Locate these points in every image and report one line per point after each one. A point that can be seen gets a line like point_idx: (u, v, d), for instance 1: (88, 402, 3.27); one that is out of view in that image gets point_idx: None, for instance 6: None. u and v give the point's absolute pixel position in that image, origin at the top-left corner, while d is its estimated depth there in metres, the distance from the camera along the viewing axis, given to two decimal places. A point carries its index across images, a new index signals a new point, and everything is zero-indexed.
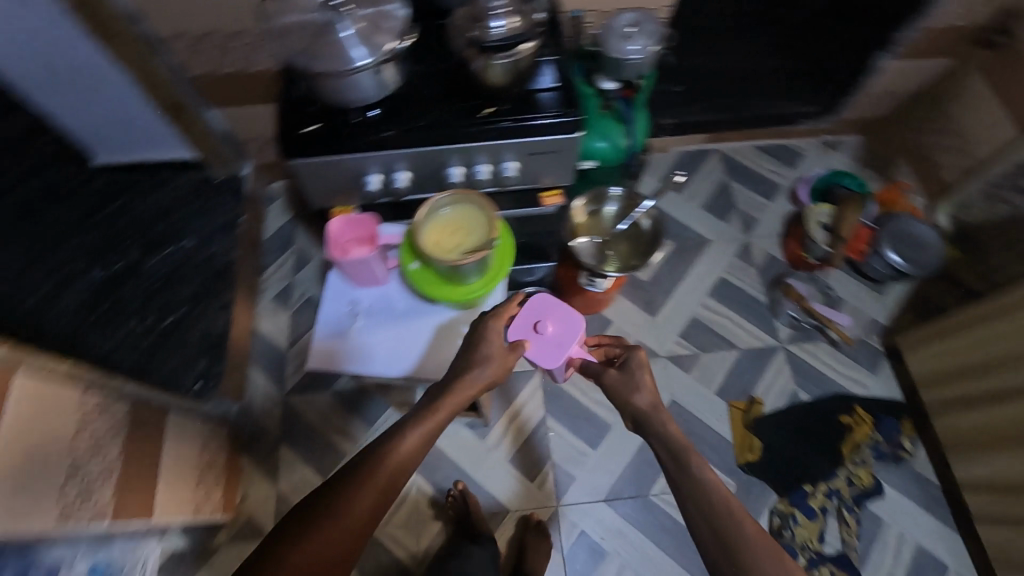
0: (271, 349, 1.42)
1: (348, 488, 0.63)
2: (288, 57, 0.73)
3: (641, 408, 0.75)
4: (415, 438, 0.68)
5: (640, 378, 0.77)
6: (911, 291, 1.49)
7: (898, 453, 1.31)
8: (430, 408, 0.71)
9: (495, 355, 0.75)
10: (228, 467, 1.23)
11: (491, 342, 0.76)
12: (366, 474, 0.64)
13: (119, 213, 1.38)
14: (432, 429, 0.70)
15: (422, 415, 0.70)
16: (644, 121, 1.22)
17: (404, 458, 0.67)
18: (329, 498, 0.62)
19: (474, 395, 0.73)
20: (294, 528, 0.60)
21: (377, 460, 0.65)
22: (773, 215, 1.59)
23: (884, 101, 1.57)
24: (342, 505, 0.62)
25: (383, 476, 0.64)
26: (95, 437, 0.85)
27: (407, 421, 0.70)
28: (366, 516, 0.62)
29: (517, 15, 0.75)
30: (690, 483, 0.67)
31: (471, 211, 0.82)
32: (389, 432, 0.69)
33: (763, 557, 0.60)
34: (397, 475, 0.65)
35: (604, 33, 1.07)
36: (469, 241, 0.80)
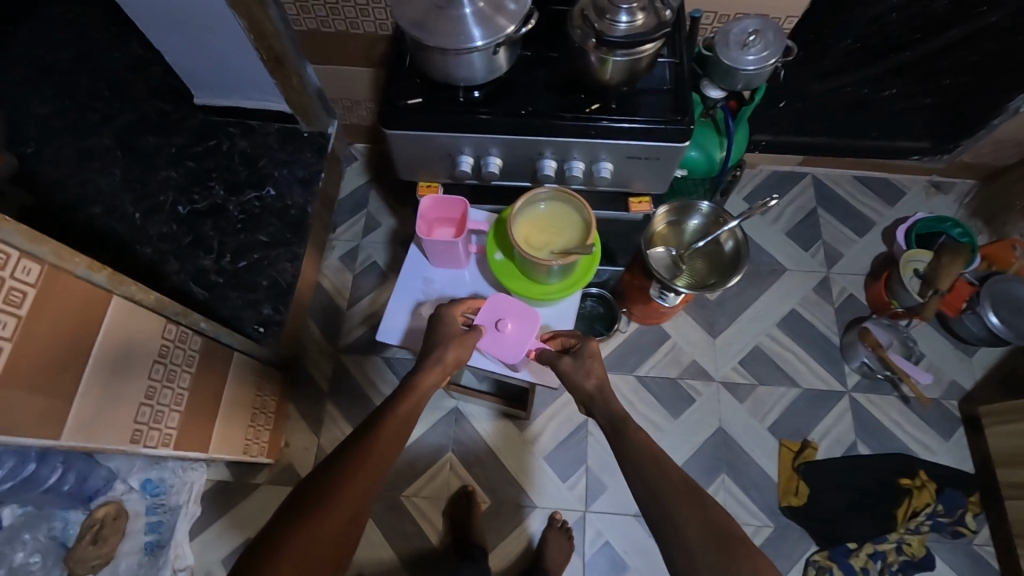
0: (331, 307, 1.45)
1: (344, 461, 0.66)
2: (403, 27, 0.72)
3: (588, 391, 0.80)
4: (400, 411, 0.73)
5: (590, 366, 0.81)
6: (1003, 359, 1.37)
7: (958, 529, 1.23)
8: (410, 383, 0.76)
9: (452, 334, 0.80)
10: (277, 413, 1.28)
11: (446, 325, 0.81)
12: (362, 444, 0.67)
13: (210, 153, 1.44)
14: (416, 401, 0.75)
15: (402, 393, 0.75)
16: (744, 135, 1.16)
17: (393, 429, 0.71)
18: (329, 472, 0.64)
19: (445, 371, 0.78)
20: (299, 501, 0.61)
21: (367, 434, 0.69)
22: (861, 252, 1.48)
23: (1013, 148, 1.42)
24: (343, 475, 0.64)
25: (376, 446, 0.68)
26: (173, 366, 0.91)
27: (388, 401, 0.74)
28: (365, 482, 0.64)
29: (644, 12, 0.71)
30: (629, 446, 0.72)
31: (568, 214, 0.82)
32: (375, 413, 0.72)
33: (684, 501, 0.65)
34: (389, 443, 0.69)
35: (719, 37, 0.99)
36: (559, 240, 0.80)
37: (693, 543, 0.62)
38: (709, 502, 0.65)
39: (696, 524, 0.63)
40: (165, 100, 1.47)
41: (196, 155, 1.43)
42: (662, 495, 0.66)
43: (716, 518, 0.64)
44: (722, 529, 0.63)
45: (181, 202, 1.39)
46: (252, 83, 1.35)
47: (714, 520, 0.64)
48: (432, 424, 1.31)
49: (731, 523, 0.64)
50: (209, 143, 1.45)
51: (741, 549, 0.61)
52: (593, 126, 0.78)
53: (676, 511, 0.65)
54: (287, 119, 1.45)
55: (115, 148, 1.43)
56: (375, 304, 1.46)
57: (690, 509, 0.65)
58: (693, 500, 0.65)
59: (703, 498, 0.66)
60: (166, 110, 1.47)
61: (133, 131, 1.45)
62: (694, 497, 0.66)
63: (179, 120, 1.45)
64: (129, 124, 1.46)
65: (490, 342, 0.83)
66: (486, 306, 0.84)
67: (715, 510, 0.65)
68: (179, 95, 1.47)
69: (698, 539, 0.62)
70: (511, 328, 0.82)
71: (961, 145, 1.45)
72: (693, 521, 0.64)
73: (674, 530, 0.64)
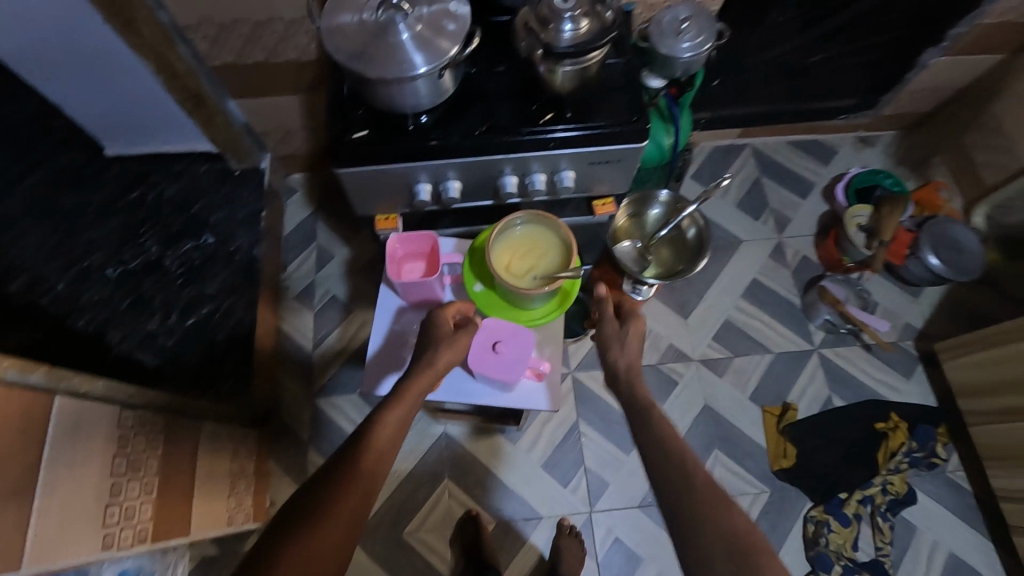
0: (296, 349, 1.38)
1: (334, 477, 0.61)
2: (340, 60, 0.68)
3: (619, 365, 0.83)
4: (391, 418, 0.68)
5: (626, 332, 0.86)
6: (946, 296, 1.46)
7: (932, 460, 1.31)
8: (398, 390, 0.72)
9: (442, 337, 0.77)
10: (257, 472, 1.20)
11: (438, 327, 0.79)
12: (354, 456, 0.63)
13: (134, 204, 1.31)
14: (407, 407, 0.70)
15: (392, 398, 0.71)
16: (688, 120, 1.16)
17: (386, 438, 0.66)
18: (318, 489, 0.59)
19: (437, 375, 0.75)
20: (286, 525, 0.56)
21: (359, 444, 0.64)
22: (808, 213, 1.54)
23: (927, 97, 1.51)
24: (336, 491, 0.59)
25: (369, 456, 0.63)
26: (134, 455, 0.81)
27: (378, 408, 0.70)
28: (360, 496, 0.60)
29: (587, 18, 0.69)
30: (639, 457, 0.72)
31: (547, 240, 0.83)
32: (367, 420, 0.68)
33: (705, 504, 0.62)
34: (382, 452, 0.65)
35: (653, 28, 0.97)
36: (541, 266, 0.82)
37: (711, 549, 0.59)
38: (728, 509, 0.61)
39: (715, 532, 0.60)
40: (73, 154, 1.33)
41: (118, 208, 1.31)
42: (688, 492, 0.64)
43: (737, 532, 0.59)
44: (743, 543, 0.58)
45: (110, 263, 1.26)
46: (169, 125, 1.24)
47: (737, 535, 0.59)
48: (424, 454, 1.27)
49: (759, 538, 0.59)
50: (130, 194, 1.32)
51: (762, 563, 0.56)
52: (549, 138, 0.77)
53: (697, 509, 0.62)
54: (214, 158, 1.35)
55: (25, 215, 1.29)
56: (342, 340, 1.39)
57: (712, 516, 0.61)
58: (716, 506, 0.62)
59: (728, 508, 0.61)
60: (75, 164, 1.32)
61: (42, 193, 1.31)
62: (717, 504, 0.62)
63: (93, 173, 1.32)
64: (37, 185, 1.32)
65: (488, 366, 0.81)
66: (479, 331, 0.82)
67: (740, 524, 0.60)
68: (88, 146, 1.33)
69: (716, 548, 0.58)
70: (510, 350, 0.81)
71: (882, 100, 1.52)
72: (715, 528, 0.60)
73: (693, 528, 0.61)
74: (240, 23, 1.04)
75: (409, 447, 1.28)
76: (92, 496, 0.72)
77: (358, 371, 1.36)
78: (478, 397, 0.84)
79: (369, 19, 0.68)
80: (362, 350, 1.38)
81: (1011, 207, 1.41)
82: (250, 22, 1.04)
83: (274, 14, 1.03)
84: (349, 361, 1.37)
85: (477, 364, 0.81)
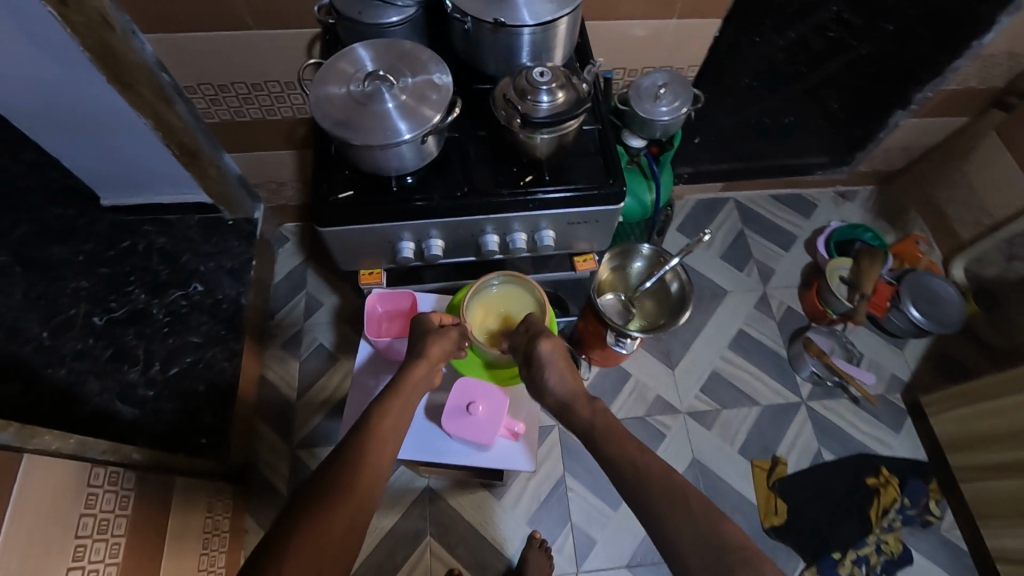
0: (280, 399, 1.36)
1: (339, 466, 0.60)
2: (327, 127, 0.71)
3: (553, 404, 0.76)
4: (392, 409, 0.68)
5: (546, 377, 0.76)
6: (929, 347, 1.47)
7: (927, 518, 1.28)
8: (398, 380, 0.72)
9: (430, 329, 0.79)
10: (232, 530, 1.17)
11: (422, 324, 0.81)
12: (358, 446, 0.62)
13: (124, 253, 1.32)
14: (407, 400, 0.70)
15: (389, 391, 0.71)
16: (669, 177, 1.19)
17: (387, 429, 0.66)
18: (324, 479, 0.58)
19: (432, 364, 0.76)
20: (296, 513, 0.55)
21: (362, 435, 0.64)
22: (790, 265, 1.57)
23: (900, 155, 1.57)
24: (342, 480, 0.58)
25: (374, 446, 0.63)
26: (102, 515, 0.79)
27: (378, 400, 0.70)
28: (366, 483, 0.59)
29: (563, 90, 0.74)
30: None
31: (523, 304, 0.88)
32: (368, 412, 0.68)
33: (669, 506, 0.58)
34: (385, 442, 0.64)
35: (633, 92, 1.00)
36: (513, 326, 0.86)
37: (686, 553, 0.55)
38: (698, 508, 0.57)
39: (687, 533, 0.56)
40: (67, 204, 1.35)
41: (107, 257, 1.32)
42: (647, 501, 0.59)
43: (712, 529, 0.55)
44: (714, 536, 0.55)
45: (96, 312, 1.26)
46: (164, 178, 1.23)
47: (711, 531, 0.55)
48: (406, 510, 1.24)
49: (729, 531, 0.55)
50: (121, 243, 1.33)
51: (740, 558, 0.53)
52: (530, 200, 0.79)
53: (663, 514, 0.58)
54: (207, 209, 1.35)
55: (14, 264, 1.30)
56: (327, 389, 1.38)
57: (680, 515, 0.57)
58: (686, 508, 0.57)
59: (691, 502, 0.58)
60: (68, 215, 1.34)
61: (33, 243, 1.32)
62: (680, 501, 0.58)
63: (85, 224, 1.33)
64: (29, 236, 1.33)
65: (462, 426, 0.83)
66: (456, 391, 0.85)
67: (711, 518, 0.56)
68: (82, 197, 1.36)
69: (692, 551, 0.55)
70: (483, 411, 0.83)
71: (858, 157, 1.56)
72: (683, 530, 0.56)
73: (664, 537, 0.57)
74: (236, 85, 1.08)
75: (390, 502, 1.24)
76: (55, 562, 0.69)
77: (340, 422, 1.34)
78: (454, 458, 0.84)
79: (355, 89, 0.71)
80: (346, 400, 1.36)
81: (986, 260, 1.45)
82: (246, 84, 1.09)
83: (269, 77, 1.07)
84: (332, 411, 1.35)
85: (450, 424, 0.83)
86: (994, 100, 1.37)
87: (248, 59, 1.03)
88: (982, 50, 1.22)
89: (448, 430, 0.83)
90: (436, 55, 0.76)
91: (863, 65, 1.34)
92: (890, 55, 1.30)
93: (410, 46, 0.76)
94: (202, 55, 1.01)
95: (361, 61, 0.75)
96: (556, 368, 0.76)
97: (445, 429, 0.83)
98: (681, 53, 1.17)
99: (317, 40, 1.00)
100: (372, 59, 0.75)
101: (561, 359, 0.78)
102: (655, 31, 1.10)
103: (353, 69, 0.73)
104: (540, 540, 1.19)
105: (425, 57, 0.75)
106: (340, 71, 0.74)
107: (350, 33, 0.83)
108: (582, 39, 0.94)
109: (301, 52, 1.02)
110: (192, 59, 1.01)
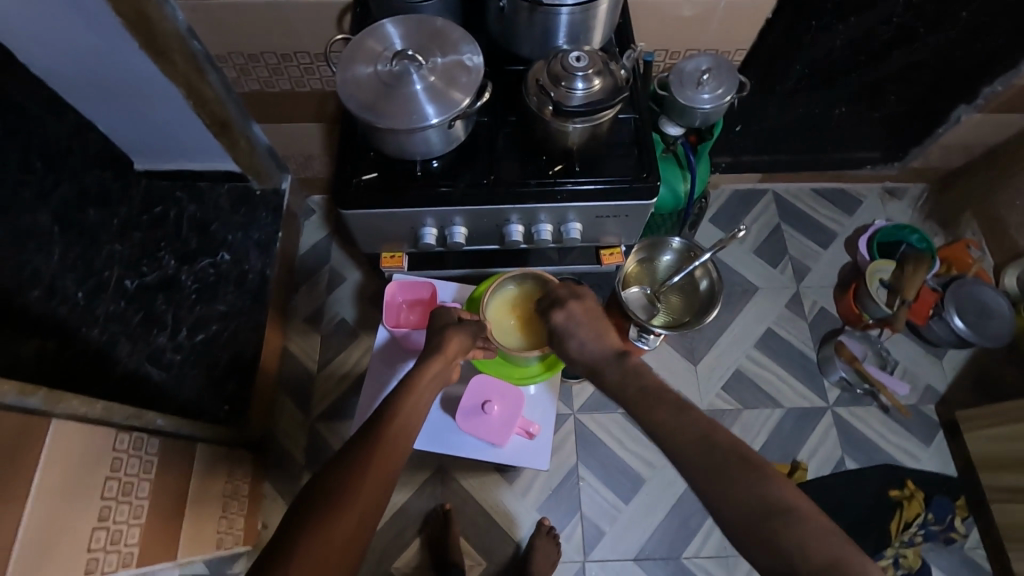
0: (301, 371, 1.39)
1: (347, 466, 0.59)
2: (353, 108, 0.69)
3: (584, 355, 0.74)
4: (403, 408, 0.66)
5: (568, 345, 0.76)
6: (970, 359, 1.40)
7: (949, 535, 1.23)
8: (412, 377, 0.71)
9: (448, 325, 0.79)
10: (250, 495, 1.20)
11: (440, 319, 0.81)
12: (366, 445, 0.61)
13: (155, 219, 1.34)
14: (418, 399, 0.69)
15: (403, 390, 0.69)
16: (705, 171, 1.12)
17: (398, 427, 0.64)
18: (332, 480, 0.57)
19: (448, 360, 0.75)
20: (301, 516, 0.54)
21: (371, 433, 0.62)
22: (828, 264, 1.50)
23: (958, 153, 1.46)
24: (349, 482, 0.57)
25: (383, 446, 0.61)
26: (126, 479, 0.81)
27: (391, 398, 0.68)
28: (374, 487, 0.58)
29: (600, 76, 0.70)
30: None
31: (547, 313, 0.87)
32: (379, 411, 0.66)
33: (706, 473, 0.55)
34: (394, 442, 0.62)
35: (674, 77, 0.94)
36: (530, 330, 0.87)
37: (728, 519, 0.52)
38: (739, 471, 0.53)
39: (728, 500, 0.53)
40: None
41: (140, 223, 1.34)
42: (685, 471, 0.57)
43: (754, 492, 0.52)
44: (755, 500, 0.51)
45: (128, 276, 1.29)
46: (196, 146, 1.23)
47: (753, 495, 0.52)
48: (418, 487, 1.26)
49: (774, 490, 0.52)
50: (153, 209, 1.35)
51: (788, 523, 0.49)
52: (558, 191, 0.76)
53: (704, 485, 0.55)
54: (236, 177, 1.35)
55: None
56: (346, 364, 1.39)
57: (718, 482, 0.54)
58: (726, 473, 0.54)
59: (730, 465, 0.54)
60: (103, 178, 1.36)
61: (70, 205, 1.35)
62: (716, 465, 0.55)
63: (119, 187, 1.35)
64: (66, 197, 1.36)
65: (477, 424, 0.86)
66: (471, 390, 0.87)
67: (755, 479, 0.53)
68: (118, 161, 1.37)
69: (734, 518, 0.52)
70: (498, 411, 0.86)
71: (912, 153, 1.48)
72: (721, 496, 0.53)
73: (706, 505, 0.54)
74: (267, 55, 1.06)
75: (403, 479, 1.26)
76: (81, 523, 0.71)
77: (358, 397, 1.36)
78: (467, 452, 0.86)
79: (383, 70, 0.69)
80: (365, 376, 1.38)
81: None
82: (277, 55, 1.07)
83: (300, 49, 1.05)
84: (350, 386, 1.37)
85: (466, 421, 0.85)
86: None
87: (279, 29, 1.00)
88: None
89: (462, 427, 0.86)
90: (469, 35, 0.73)
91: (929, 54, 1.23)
92: (962, 47, 1.21)
93: (442, 24, 0.73)
94: (233, 24, 0.99)
95: (391, 39, 0.72)
96: (577, 334, 0.75)
97: (460, 426, 0.86)
98: (730, 36, 1.10)
99: (349, 12, 0.97)
100: (402, 38, 0.72)
101: (583, 321, 0.76)
102: (703, 11, 1.03)
103: (382, 47, 0.71)
104: (548, 527, 1.20)
105: (457, 36, 0.72)
106: (369, 48, 0.71)
107: (381, 7, 0.80)
108: (623, 20, 0.89)
109: (332, 24, 1.00)
110: (224, 28, 1.00)
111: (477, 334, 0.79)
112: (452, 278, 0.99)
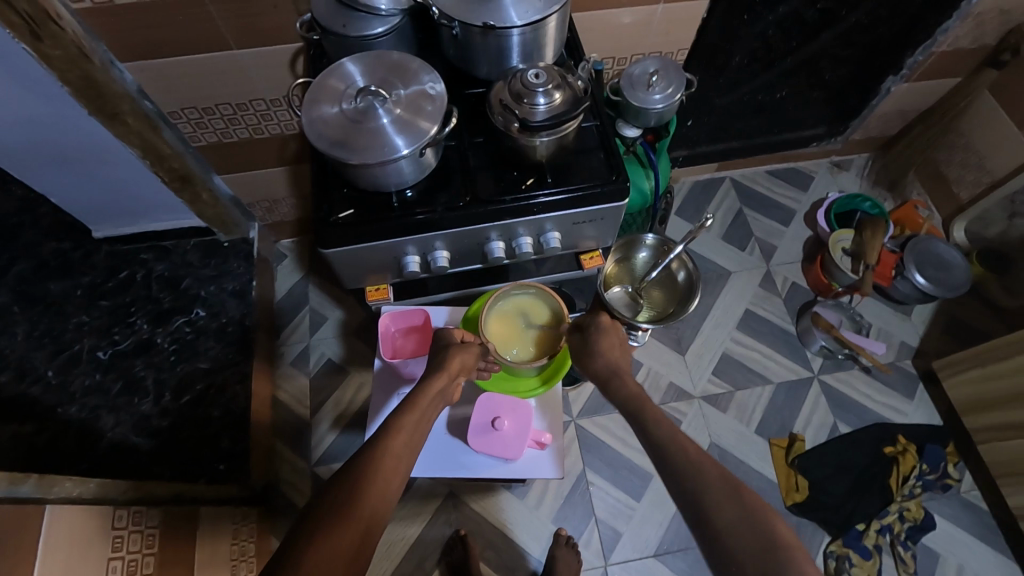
0: (294, 416, 1.36)
1: (350, 482, 0.58)
2: (322, 148, 0.69)
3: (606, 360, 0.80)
4: (405, 423, 0.67)
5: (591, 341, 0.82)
6: (935, 311, 1.48)
7: (945, 482, 1.29)
8: (417, 393, 0.72)
9: (454, 341, 0.81)
10: (259, 550, 1.17)
11: (446, 336, 0.83)
12: (371, 457, 0.61)
13: (122, 284, 1.30)
14: (421, 414, 0.69)
15: (406, 404, 0.70)
16: (667, 161, 1.13)
17: (402, 443, 0.64)
18: (337, 490, 0.57)
19: (451, 375, 0.76)
20: (308, 526, 0.54)
21: (375, 446, 0.62)
22: (792, 240, 1.56)
23: (894, 121, 1.55)
24: (354, 493, 0.57)
25: (386, 460, 0.61)
26: (130, 557, 0.77)
27: (392, 414, 0.68)
28: (378, 501, 0.57)
29: (560, 89, 0.74)
30: None
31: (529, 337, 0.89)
32: (379, 427, 0.66)
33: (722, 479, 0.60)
34: (397, 456, 0.62)
35: (624, 81, 0.97)
36: (516, 349, 0.88)
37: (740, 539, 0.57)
38: None
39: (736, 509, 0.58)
40: (61, 238, 1.32)
41: (105, 290, 1.29)
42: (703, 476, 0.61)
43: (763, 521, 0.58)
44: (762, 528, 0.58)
45: (100, 345, 1.24)
46: (160, 202, 1.19)
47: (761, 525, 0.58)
48: (430, 518, 1.24)
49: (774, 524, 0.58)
50: (118, 275, 1.30)
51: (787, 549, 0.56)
52: (533, 203, 0.78)
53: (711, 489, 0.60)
54: (203, 232, 1.33)
55: (11, 304, 1.27)
56: (340, 404, 1.37)
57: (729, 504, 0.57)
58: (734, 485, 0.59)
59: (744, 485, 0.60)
60: (64, 250, 1.31)
61: (27, 281, 1.29)
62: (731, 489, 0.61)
63: (81, 257, 1.31)
64: (21, 274, 1.30)
65: (490, 442, 0.86)
66: (479, 409, 0.88)
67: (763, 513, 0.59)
68: (75, 230, 1.33)
69: (744, 540, 0.57)
70: (510, 426, 0.87)
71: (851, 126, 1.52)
72: (729, 517, 0.59)
73: (713, 527, 0.60)
74: (221, 106, 1.05)
75: (413, 512, 1.24)
76: None
77: (354, 435, 1.34)
78: (480, 471, 0.87)
79: (348, 107, 0.70)
80: (360, 412, 1.36)
81: (987, 221, 1.45)
82: (234, 106, 1.06)
83: (255, 96, 1.05)
84: (346, 427, 1.35)
85: (476, 439, 0.86)
86: (985, 60, 1.36)
87: (235, 80, 1.00)
88: (971, 10, 1.20)
89: (474, 446, 0.86)
90: (428, 62, 0.75)
91: (856, 35, 1.36)
92: (883, 23, 1.32)
93: (400, 56, 0.75)
94: (184, 77, 0.97)
95: (352, 75, 0.74)
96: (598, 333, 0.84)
97: (472, 446, 0.86)
98: (672, 37, 1.16)
99: (300, 54, 0.98)
100: (362, 73, 0.74)
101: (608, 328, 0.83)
102: (643, 17, 1.08)
103: (344, 84, 0.73)
104: (566, 537, 1.19)
105: (416, 67, 0.74)
106: (331, 88, 0.73)
107: (338, 46, 0.81)
108: (571, 33, 0.92)
109: (285, 70, 1.00)
110: (174, 83, 0.98)
111: (481, 353, 0.82)
112: (441, 301, 1.01)
